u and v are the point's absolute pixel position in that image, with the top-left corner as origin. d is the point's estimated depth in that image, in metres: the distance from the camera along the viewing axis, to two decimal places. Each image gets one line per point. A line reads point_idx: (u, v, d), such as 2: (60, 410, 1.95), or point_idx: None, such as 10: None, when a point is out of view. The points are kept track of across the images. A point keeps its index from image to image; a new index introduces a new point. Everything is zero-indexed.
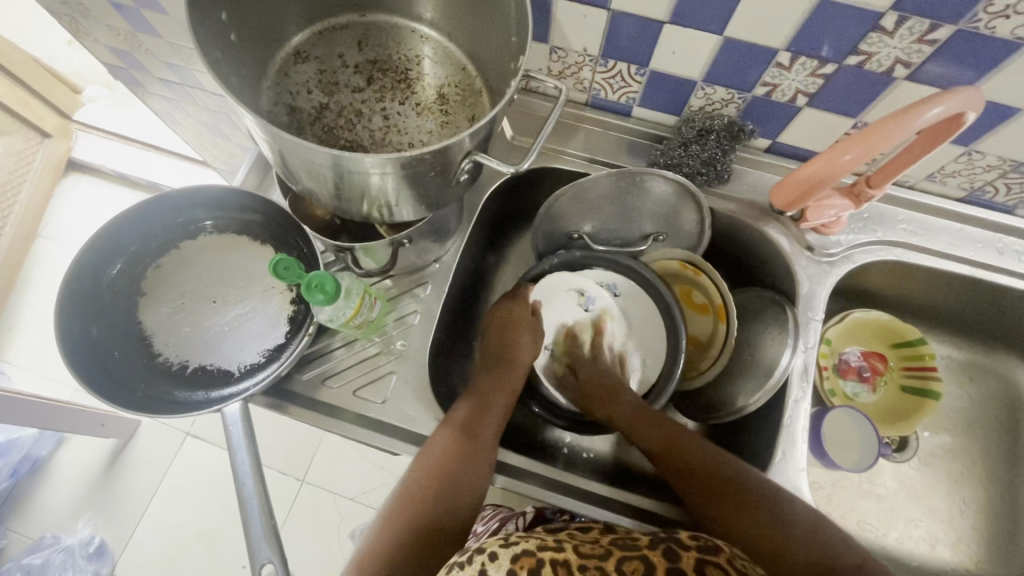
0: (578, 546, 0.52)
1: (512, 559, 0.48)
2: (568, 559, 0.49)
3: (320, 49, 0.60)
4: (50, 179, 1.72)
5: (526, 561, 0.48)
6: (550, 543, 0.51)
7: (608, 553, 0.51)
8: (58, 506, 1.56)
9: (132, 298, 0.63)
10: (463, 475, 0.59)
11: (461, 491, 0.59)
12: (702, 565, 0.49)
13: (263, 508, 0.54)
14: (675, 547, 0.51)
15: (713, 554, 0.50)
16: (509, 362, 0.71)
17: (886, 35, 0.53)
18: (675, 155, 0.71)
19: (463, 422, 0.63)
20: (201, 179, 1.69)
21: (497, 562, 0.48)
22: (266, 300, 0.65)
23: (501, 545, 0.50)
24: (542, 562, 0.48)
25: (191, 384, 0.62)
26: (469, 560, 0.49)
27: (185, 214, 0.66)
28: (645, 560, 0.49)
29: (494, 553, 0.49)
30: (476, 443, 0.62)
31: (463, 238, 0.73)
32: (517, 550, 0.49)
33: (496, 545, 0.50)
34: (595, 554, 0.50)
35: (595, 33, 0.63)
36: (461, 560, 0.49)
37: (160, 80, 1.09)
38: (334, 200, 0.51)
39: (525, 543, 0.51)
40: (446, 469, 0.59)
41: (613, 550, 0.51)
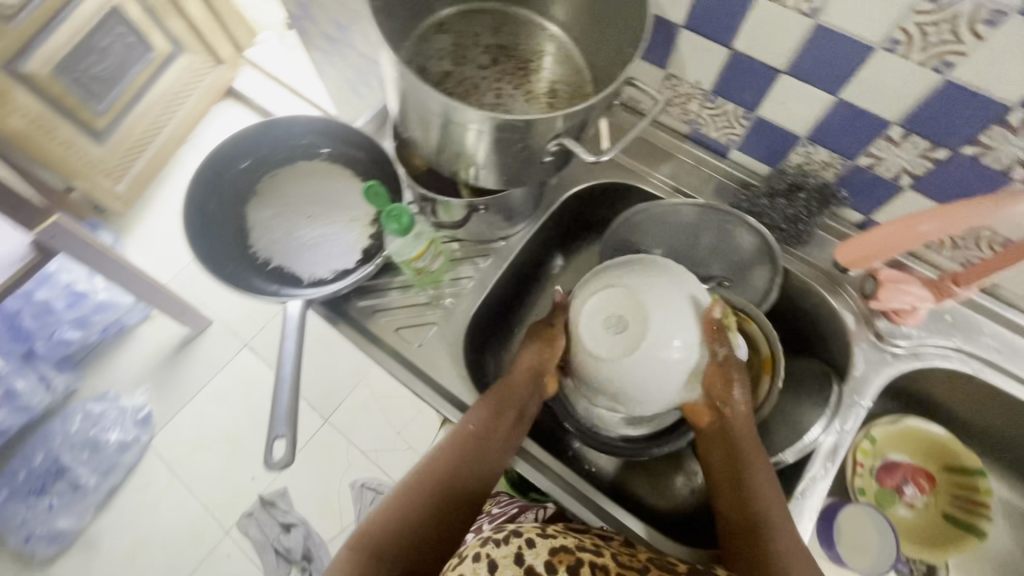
0: (616, 554, 0.58)
1: (550, 551, 0.56)
2: (604, 565, 0.56)
3: (460, 24, 0.67)
4: (211, 98, 2.01)
5: (563, 557, 0.56)
6: (590, 545, 0.58)
7: (645, 567, 0.56)
8: (125, 372, 1.74)
9: (246, 194, 0.73)
10: (462, 482, 0.62)
11: (463, 490, 0.62)
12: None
13: (292, 392, 0.59)
14: None
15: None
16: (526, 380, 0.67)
17: (1011, 132, 0.51)
18: (760, 204, 0.71)
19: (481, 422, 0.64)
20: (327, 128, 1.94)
21: (536, 550, 0.56)
22: (349, 229, 0.73)
23: (539, 534, 0.58)
24: (581, 561, 0.55)
25: (268, 277, 0.70)
26: (507, 541, 0.57)
27: (308, 138, 0.76)
28: None
29: (532, 541, 0.57)
30: (478, 453, 0.63)
31: (533, 225, 0.77)
32: (556, 545, 0.57)
33: (535, 534, 0.58)
34: (634, 567, 0.56)
35: (712, 69, 0.65)
36: (498, 538, 0.58)
37: (323, 35, 1.26)
38: (432, 151, 0.58)
39: (563, 539, 0.58)
40: (449, 473, 0.62)
41: (650, 567, 0.57)
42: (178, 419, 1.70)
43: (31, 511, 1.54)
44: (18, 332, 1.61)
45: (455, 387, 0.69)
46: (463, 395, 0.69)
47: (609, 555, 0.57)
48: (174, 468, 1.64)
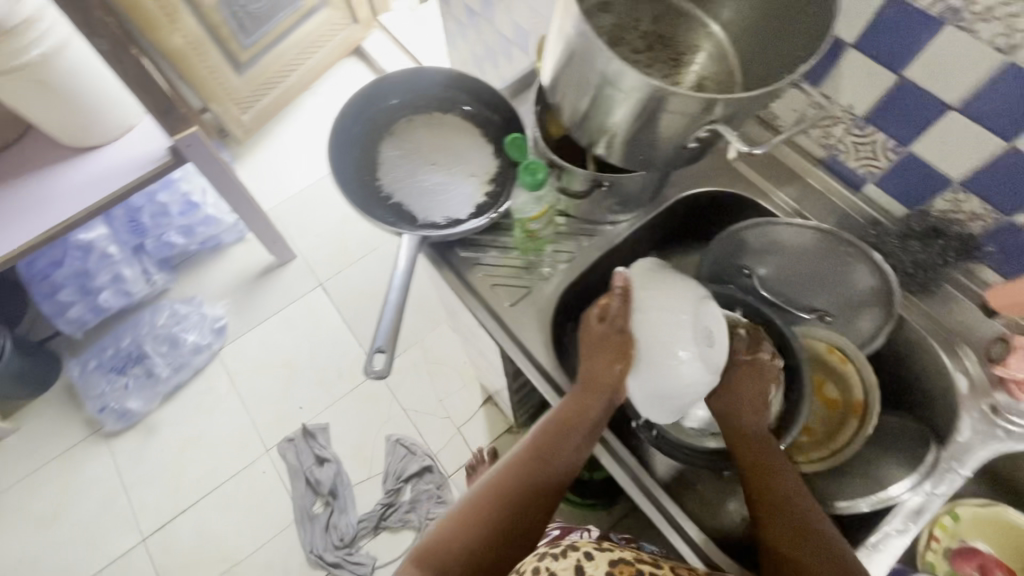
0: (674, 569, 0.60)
1: (609, 564, 0.58)
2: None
3: (624, 6, 0.66)
4: (340, 52, 2.15)
5: (624, 568, 0.58)
6: (647, 560, 0.60)
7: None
8: (213, 282, 1.89)
9: (383, 131, 0.78)
10: (535, 487, 0.63)
11: (545, 481, 0.63)
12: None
13: (396, 312, 0.62)
14: None
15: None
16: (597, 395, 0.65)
17: None
18: (889, 243, 0.69)
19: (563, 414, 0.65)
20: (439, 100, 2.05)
21: (594, 562, 0.58)
22: (469, 183, 0.77)
23: (595, 548, 0.60)
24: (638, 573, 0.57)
25: (388, 208, 0.74)
26: (566, 554, 0.59)
27: (449, 92, 0.80)
28: None
29: (590, 554, 0.59)
30: (548, 461, 0.64)
31: (644, 216, 0.77)
32: (615, 557, 0.59)
33: (591, 548, 0.60)
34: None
35: (871, 94, 0.64)
36: (557, 552, 0.59)
37: (465, 8, 1.32)
38: (578, 117, 0.60)
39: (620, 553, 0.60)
40: (523, 478, 0.63)
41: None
42: (248, 336, 1.82)
43: (110, 386, 1.70)
44: (135, 227, 1.78)
45: (538, 352, 0.71)
46: (544, 361, 0.71)
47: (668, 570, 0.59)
48: (235, 380, 1.76)
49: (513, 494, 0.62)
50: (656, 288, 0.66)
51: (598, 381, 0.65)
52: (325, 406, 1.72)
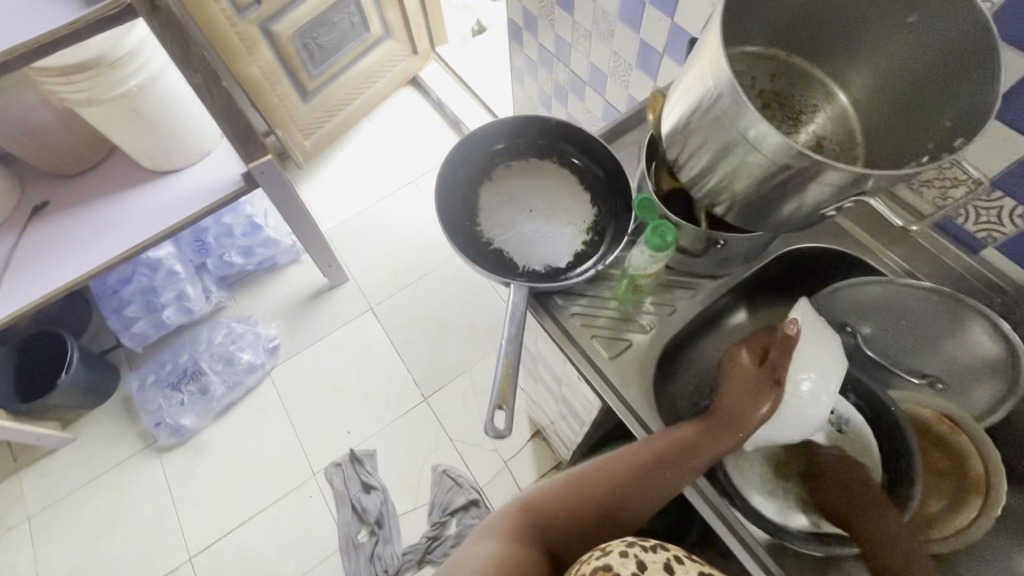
0: None
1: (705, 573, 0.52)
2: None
3: (743, 65, 0.64)
4: (399, 82, 2.21)
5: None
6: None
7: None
8: (267, 302, 1.93)
9: (482, 178, 0.79)
10: (646, 490, 0.64)
11: (646, 492, 0.64)
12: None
13: (509, 368, 0.62)
14: None
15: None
16: (729, 428, 0.66)
17: None
18: (1019, 318, 0.67)
19: (688, 437, 0.65)
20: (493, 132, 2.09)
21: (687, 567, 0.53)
22: (568, 231, 0.77)
23: (685, 555, 0.54)
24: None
25: (490, 256, 0.74)
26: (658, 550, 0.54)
27: (549, 140, 0.80)
28: None
29: (680, 559, 0.53)
30: (664, 473, 0.63)
31: (745, 272, 0.75)
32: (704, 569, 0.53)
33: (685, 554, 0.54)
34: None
35: (1002, 160, 0.62)
36: (648, 545, 0.54)
37: (537, 46, 1.35)
38: (703, 174, 0.59)
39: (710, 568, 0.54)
40: (635, 478, 0.64)
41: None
42: (298, 357, 1.84)
43: (167, 402, 1.74)
44: (200, 247, 1.84)
45: (639, 408, 0.69)
46: (645, 417, 0.69)
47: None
48: (285, 401, 1.78)
49: (622, 487, 0.64)
50: (819, 344, 0.65)
51: (737, 419, 0.66)
52: (373, 432, 1.72)
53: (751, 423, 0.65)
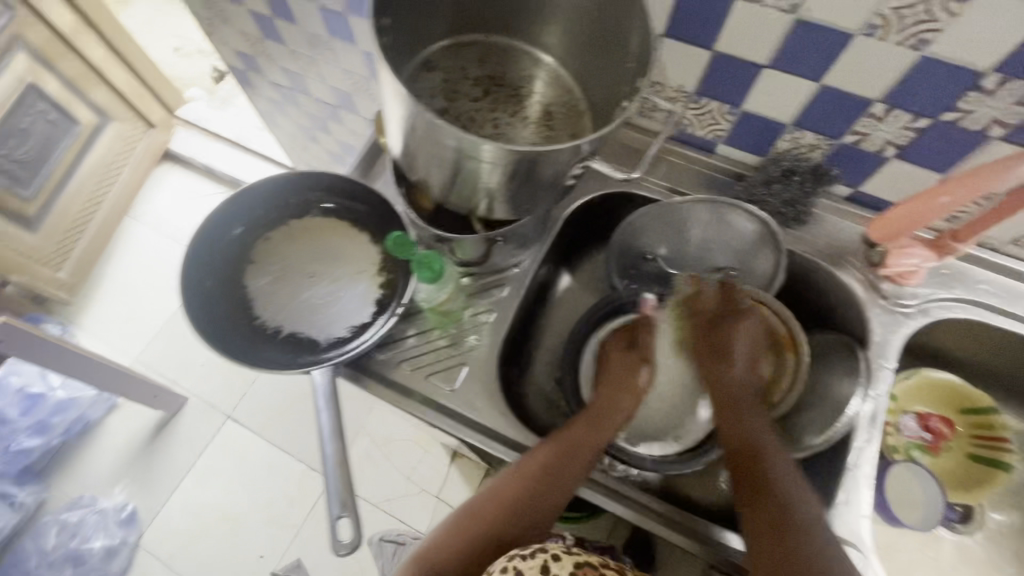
0: None
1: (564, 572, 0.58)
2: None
3: (446, 60, 0.64)
4: (147, 164, 1.89)
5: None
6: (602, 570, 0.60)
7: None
8: (99, 468, 1.61)
9: (242, 263, 0.69)
10: (544, 502, 0.62)
11: (539, 505, 0.62)
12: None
13: (339, 465, 0.56)
14: None
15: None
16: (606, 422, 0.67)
17: (986, 94, 0.55)
18: (758, 193, 0.74)
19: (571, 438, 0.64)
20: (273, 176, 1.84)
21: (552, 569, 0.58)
22: (357, 281, 0.71)
23: (564, 551, 0.62)
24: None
25: (282, 346, 0.66)
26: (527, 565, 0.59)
27: (299, 194, 0.72)
28: None
29: (557, 556, 0.61)
30: (558, 480, 0.62)
31: (543, 247, 0.76)
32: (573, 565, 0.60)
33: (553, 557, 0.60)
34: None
35: (694, 72, 0.68)
36: (524, 553, 0.61)
37: (271, 84, 1.23)
38: (447, 188, 0.57)
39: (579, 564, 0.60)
40: (530, 494, 0.62)
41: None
42: (167, 509, 1.56)
43: None
44: None
45: (498, 423, 0.68)
46: (507, 429, 0.68)
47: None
48: (171, 565, 1.51)
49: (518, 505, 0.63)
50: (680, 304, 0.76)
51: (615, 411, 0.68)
52: (286, 544, 1.53)
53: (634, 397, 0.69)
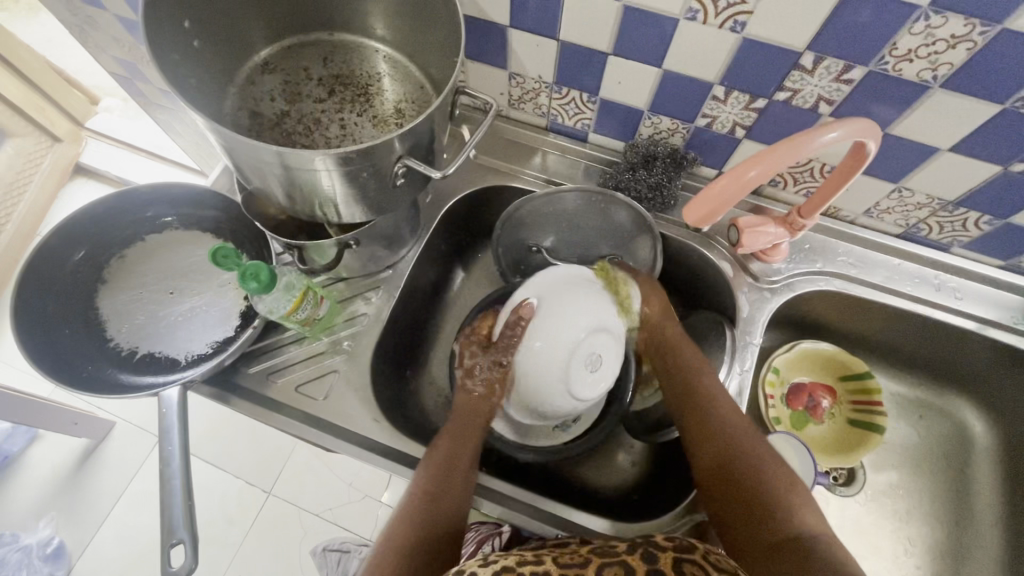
0: (557, 557, 0.51)
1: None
2: (546, 569, 0.49)
3: (287, 62, 0.64)
4: (57, 181, 1.74)
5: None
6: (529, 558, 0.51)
7: (588, 560, 0.50)
8: (21, 505, 1.44)
9: (92, 284, 0.66)
10: (449, 496, 0.59)
11: (445, 512, 0.58)
12: (681, 564, 0.48)
13: (185, 489, 0.56)
14: (653, 550, 0.50)
15: (688, 552, 0.50)
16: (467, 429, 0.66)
17: (807, 73, 0.56)
18: (623, 180, 0.74)
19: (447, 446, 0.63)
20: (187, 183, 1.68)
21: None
22: (221, 295, 0.68)
23: (480, 565, 0.50)
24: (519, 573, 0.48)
25: (138, 369, 0.63)
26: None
27: (153, 208, 0.69)
28: (624, 565, 0.48)
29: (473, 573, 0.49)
30: (450, 483, 0.60)
31: (418, 246, 0.76)
32: (495, 568, 0.50)
33: (475, 566, 0.50)
34: (575, 563, 0.50)
35: (548, 62, 0.67)
36: None
37: (162, 92, 1.17)
38: (285, 200, 0.55)
39: (503, 561, 0.51)
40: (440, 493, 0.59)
41: (592, 557, 0.50)
42: (97, 540, 1.39)
43: None
44: None
45: (372, 432, 0.66)
46: (380, 436, 0.66)
47: (550, 559, 0.51)
48: None
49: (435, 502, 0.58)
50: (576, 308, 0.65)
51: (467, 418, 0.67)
52: None
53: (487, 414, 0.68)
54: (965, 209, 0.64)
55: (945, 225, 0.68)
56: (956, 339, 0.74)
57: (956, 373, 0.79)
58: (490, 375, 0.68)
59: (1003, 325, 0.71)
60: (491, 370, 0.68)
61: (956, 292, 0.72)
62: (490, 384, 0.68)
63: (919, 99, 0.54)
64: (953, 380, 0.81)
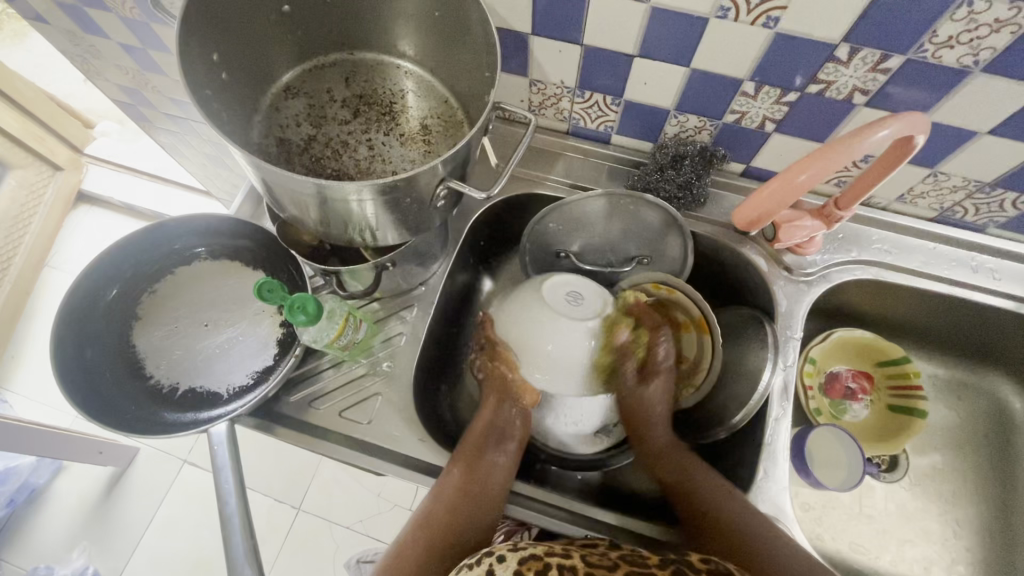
0: (586, 555, 0.52)
1: (519, 561, 0.50)
2: (574, 565, 0.50)
3: (309, 84, 0.63)
4: (61, 210, 1.72)
5: (534, 565, 0.50)
6: (558, 550, 0.52)
7: (616, 566, 0.51)
8: (53, 537, 1.44)
9: (127, 322, 0.65)
10: (475, 498, 0.61)
11: (474, 500, 0.61)
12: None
13: (244, 525, 0.56)
14: (683, 568, 0.50)
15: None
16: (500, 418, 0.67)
17: (842, 65, 0.55)
18: (652, 180, 0.73)
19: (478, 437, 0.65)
20: (192, 203, 1.64)
21: (505, 565, 0.50)
22: (257, 323, 0.67)
23: (509, 548, 0.52)
24: (550, 566, 0.49)
25: (180, 406, 0.63)
26: (478, 564, 0.51)
27: (181, 240, 0.69)
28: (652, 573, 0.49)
29: (502, 556, 0.51)
30: (478, 471, 0.62)
31: (448, 261, 0.75)
32: (525, 554, 0.51)
33: (505, 549, 0.52)
34: (603, 565, 0.51)
35: (571, 68, 0.66)
36: (471, 562, 0.52)
37: (167, 116, 1.15)
38: (320, 227, 0.54)
39: (532, 548, 0.52)
40: (472, 491, 0.61)
41: (621, 563, 0.51)
42: (131, 568, 1.39)
43: None
44: None
45: (418, 452, 0.66)
46: (427, 456, 0.65)
47: (579, 555, 0.52)
48: None
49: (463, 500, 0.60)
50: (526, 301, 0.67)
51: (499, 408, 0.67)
52: None
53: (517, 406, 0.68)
54: (1003, 189, 0.63)
55: (982, 207, 0.67)
56: (995, 319, 0.73)
57: (994, 352, 0.79)
58: (484, 360, 0.71)
59: None
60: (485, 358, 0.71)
61: (993, 273, 0.72)
62: (491, 364, 0.70)
63: (958, 85, 0.53)
64: (991, 359, 0.80)
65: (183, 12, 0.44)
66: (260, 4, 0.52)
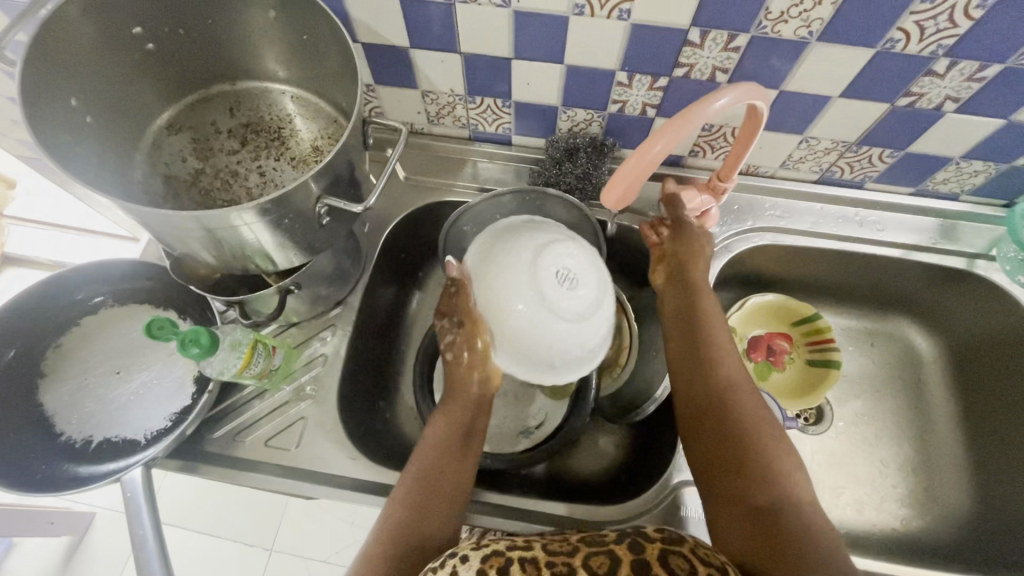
0: (547, 544, 0.49)
1: (480, 560, 0.46)
2: (535, 557, 0.46)
3: (191, 120, 0.63)
4: None
5: (496, 561, 0.46)
6: (520, 542, 0.49)
7: (576, 549, 0.47)
8: None
9: (31, 380, 0.63)
10: (448, 479, 0.57)
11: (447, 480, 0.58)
12: (666, 557, 0.45)
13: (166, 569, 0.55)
14: (640, 540, 0.47)
15: (677, 544, 0.47)
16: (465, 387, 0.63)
17: (698, 47, 0.59)
18: (552, 175, 0.75)
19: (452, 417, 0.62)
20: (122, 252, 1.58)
21: (468, 563, 0.46)
22: (171, 364, 0.66)
23: (472, 547, 0.48)
24: (513, 560, 0.45)
25: (96, 459, 0.61)
26: (441, 565, 0.47)
27: (84, 289, 0.67)
28: (611, 555, 0.46)
29: (466, 555, 0.47)
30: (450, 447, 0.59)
31: (367, 276, 0.76)
32: (487, 551, 0.47)
33: (468, 548, 0.48)
34: (565, 551, 0.47)
35: (457, 75, 0.68)
36: (434, 566, 0.47)
37: None
38: (213, 260, 0.54)
39: (495, 544, 0.48)
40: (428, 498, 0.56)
41: (581, 546, 0.48)
42: None
43: None
44: None
45: (350, 470, 0.65)
46: (359, 473, 0.65)
47: (539, 546, 0.48)
48: None
49: (431, 511, 0.55)
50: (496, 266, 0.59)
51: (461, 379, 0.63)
52: None
53: (476, 398, 0.63)
54: (868, 146, 0.68)
55: (855, 165, 0.72)
56: (889, 266, 0.78)
57: (897, 297, 0.84)
58: (458, 339, 0.62)
59: (924, 246, 0.76)
60: (459, 337, 0.62)
61: (877, 225, 0.77)
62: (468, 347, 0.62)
63: (802, 55, 0.57)
64: (896, 304, 0.85)
65: (23, 61, 0.44)
66: (118, 44, 0.53)
